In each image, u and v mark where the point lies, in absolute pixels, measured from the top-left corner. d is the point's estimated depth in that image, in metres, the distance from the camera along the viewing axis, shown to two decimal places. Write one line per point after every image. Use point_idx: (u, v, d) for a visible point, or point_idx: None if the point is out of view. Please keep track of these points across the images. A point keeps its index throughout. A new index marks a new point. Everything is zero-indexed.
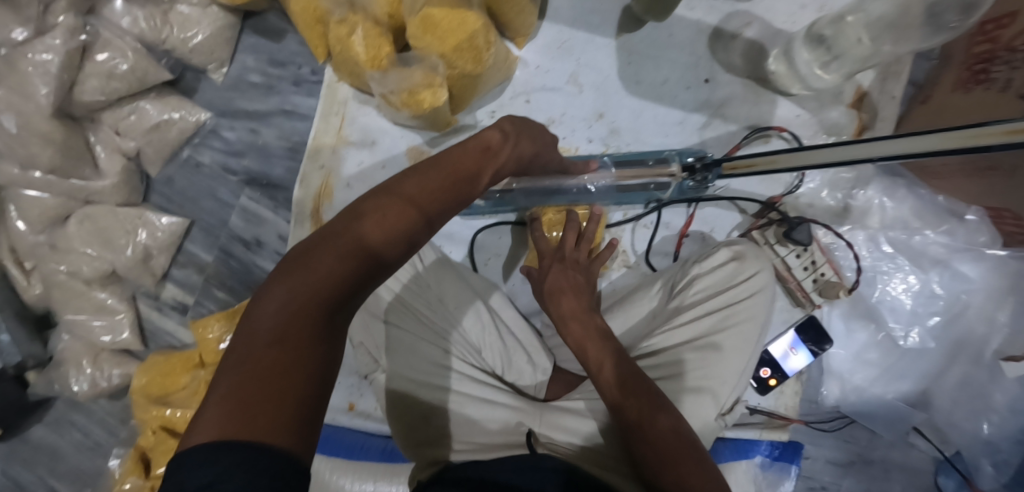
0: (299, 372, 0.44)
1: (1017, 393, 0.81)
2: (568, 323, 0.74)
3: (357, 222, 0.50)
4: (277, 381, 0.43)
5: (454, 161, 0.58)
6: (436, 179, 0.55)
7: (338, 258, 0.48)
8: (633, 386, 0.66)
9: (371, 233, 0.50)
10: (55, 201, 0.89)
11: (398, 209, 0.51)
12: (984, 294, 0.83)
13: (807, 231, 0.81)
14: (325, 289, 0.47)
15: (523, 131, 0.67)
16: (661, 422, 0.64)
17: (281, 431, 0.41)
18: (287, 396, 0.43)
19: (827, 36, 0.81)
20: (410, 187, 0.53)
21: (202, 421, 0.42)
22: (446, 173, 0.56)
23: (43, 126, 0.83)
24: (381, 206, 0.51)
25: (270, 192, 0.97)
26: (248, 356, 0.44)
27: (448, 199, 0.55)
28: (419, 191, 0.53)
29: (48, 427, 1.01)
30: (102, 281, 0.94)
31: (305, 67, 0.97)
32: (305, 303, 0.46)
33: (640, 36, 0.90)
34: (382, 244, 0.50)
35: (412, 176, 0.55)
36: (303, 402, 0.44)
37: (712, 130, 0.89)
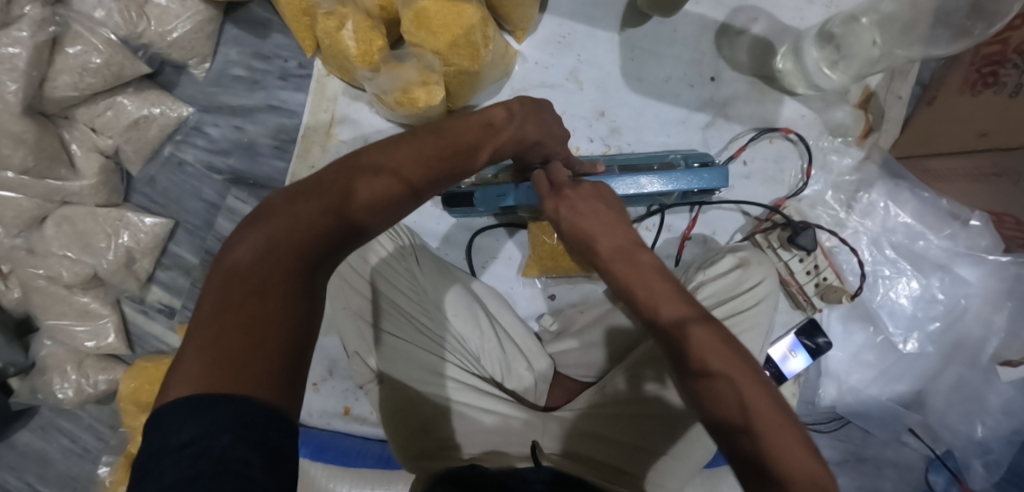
0: (278, 325, 0.41)
1: (1010, 395, 0.83)
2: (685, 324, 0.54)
3: (345, 175, 0.48)
4: (256, 334, 0.40)
5: (447, 125, 0.56)
6: (431, 142, 0.53)
7: (320, 211, 0.46)
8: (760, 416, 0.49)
9: (360, 189, 0.48)
10: (31, 202, 0.86)
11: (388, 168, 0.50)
12: (982, 298, 0.83)
13: (811, 237, 0.79)
14: (310, 241, 0.45)
15: (531, 114, 0.64)
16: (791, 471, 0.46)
17: (264, 386, 0.39)
18: (268, 348, 0.40)
19: (837, 35, 0.79)
20: (401, 145, 0.52)
21: (178, 375, 0.39)
22: (438, 136, 0.54)
23: (13, 126, 0.79)
24: (369, 160, 0.50)
25: (258, 192, 0.92)
26: (227, 304, 0.41)
27: (445, 169, 0.54)
28: (412, 151, 0.52)
29: (35, 432, 1.01)
30: (84, 285, 0.91)
31: (292, 60, 0.91)
32: (289, 252, 0.44)
33: (643, 31, 0.86)
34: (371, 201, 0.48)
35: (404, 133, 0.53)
36: (285, 358, 0.41)
37: (715, 130, 0.86)
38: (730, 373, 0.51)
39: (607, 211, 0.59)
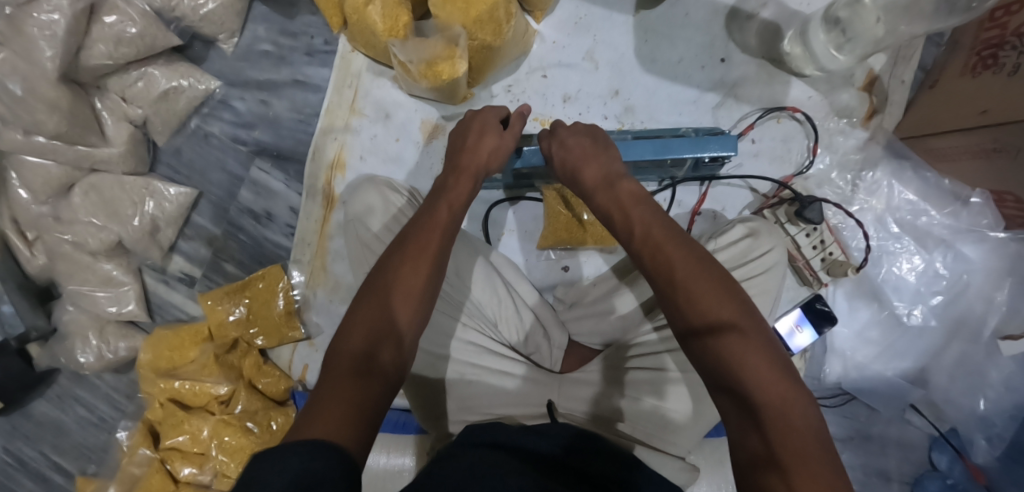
0: (338, 388, 0.52)
1: (1010, 369, 0.85)
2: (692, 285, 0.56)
3: (371, 285, 0.61)
4: (325, 401, 0.50)
5: (438, 219, 0.67)
6: (439, 231, 0.65)
7: (359, 326, 0.58)
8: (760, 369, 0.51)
9: (382, 283, 0.60)
10: (60, 170, 0.90)
11: (409, 259, 0.62)
12: (984, 275, 0.86)
13: (818, 210, 0.82)
14: (358, 340, 0.56)
15: (491, 128, 0.74)
16: (765, 398, 0.50)
17: (329, 428, 0.47)
18: (333, 404, 0.50)
19: (842, 19, 0.82)
20: (415, 241, 0.63)
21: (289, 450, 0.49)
22: (439, 224, 0.66)
23: (48, 92, 0.81)
24: (393, 269, 0.61)
25: (281, 163, 0.94)
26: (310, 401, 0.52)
27: (443, 234, 0.65)
28: (427, 238, 0.64)
29: (50, 401, 1.04)
30: (108, 252, 0.94)
31: (318, 37, 0.93)
32: (342, 352, 0.56)
33: (657, 14, 0.90)
34: (403, 290, 0.60)
35: (418, 232, 0.65)
36: (348, 406, 0.50)
37: (726, 109, 0.89)
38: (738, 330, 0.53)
39: (592, 145, 0.71)
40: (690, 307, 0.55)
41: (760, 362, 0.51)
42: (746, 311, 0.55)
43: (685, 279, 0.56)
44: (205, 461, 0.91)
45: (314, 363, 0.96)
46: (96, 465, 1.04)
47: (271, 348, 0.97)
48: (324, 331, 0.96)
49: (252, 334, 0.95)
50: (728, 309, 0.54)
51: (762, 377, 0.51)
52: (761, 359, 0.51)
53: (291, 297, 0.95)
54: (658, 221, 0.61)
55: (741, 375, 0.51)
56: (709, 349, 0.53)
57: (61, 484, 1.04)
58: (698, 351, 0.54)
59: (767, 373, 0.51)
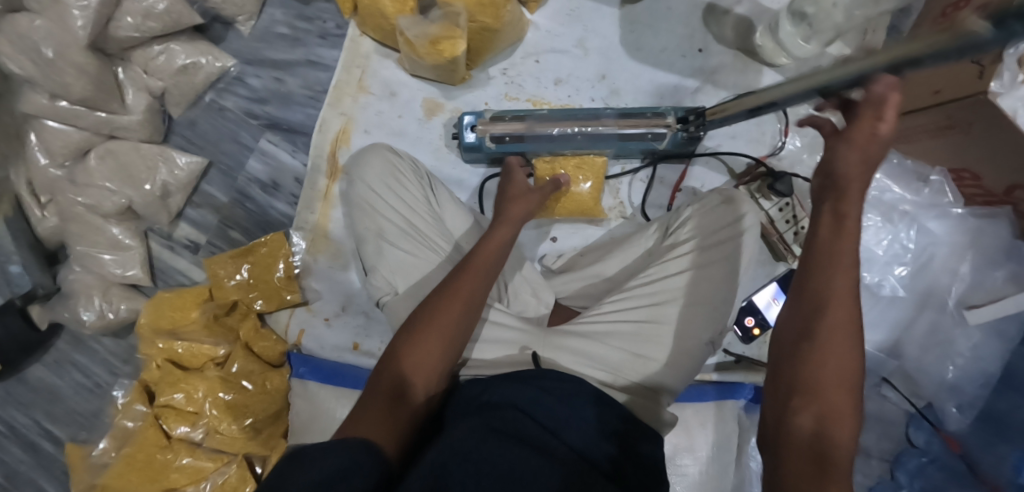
0: (376, 408, 0.63)
1: (977, 340, 0.89)
2: (827, 283, 0.54)
3: (414, 316, 0.70)
4: (365, 417, 0.62)
5: (476, 264, 0.73)
6: (477, 277, 0.72)
7: (398, 353, 0.67)
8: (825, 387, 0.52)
9: (424, 316, 0.69)
10: (80, 135, 0.96)
11: (449, 303, 0.69)
12: (949, 248, 0.91)
13: (788, 182, 0.89)
14: (396, 368, 0.66)
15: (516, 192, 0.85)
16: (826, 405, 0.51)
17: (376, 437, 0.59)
18: (374, 422, 0.61)
19: (808, 13, 0.89)
20: (453, 287, 0.70)
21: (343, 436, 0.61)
22: (476, 270, 0.72)
23: (78, 57, 0.87)
24: (432, 309, 0.69)
25: (290, 136, 1.01)
26: (356, 413, 0.63)
27: (484, 279, 0.72)
28: (463, 286, 0.70)
29: (47, 367, 1.05)
30: (119, 215, 0.99)
31: (331, 22, 1.01)
32: (384, 375, 0.66)
33: (643, 8, 0.98)
34: (438, 327, 0.68)
35: (461, 274, 0.72)
36: (380, 424, 0.61)
37: (704, 94, 0.96)
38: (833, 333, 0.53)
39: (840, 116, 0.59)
40: (802, 321, 0.54)
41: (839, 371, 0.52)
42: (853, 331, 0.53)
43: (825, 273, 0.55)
44: (198, 419, 0.93)
45: (310, 328, 1.00)
46: (87, 432, 1.04)
47: (268, 313, 1.00)
48: (323, 297, 1.00)
49: (252, 298, 0.99)
50: (844, 336, 0.52)
51: (839, 407, 0.51)
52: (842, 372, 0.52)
53: (291, 262, 0.99)
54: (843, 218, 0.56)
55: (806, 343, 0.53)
56: (800, 362, 0.53)
57: (50, 451, 1.04)
58: (791, 362, 0.54)
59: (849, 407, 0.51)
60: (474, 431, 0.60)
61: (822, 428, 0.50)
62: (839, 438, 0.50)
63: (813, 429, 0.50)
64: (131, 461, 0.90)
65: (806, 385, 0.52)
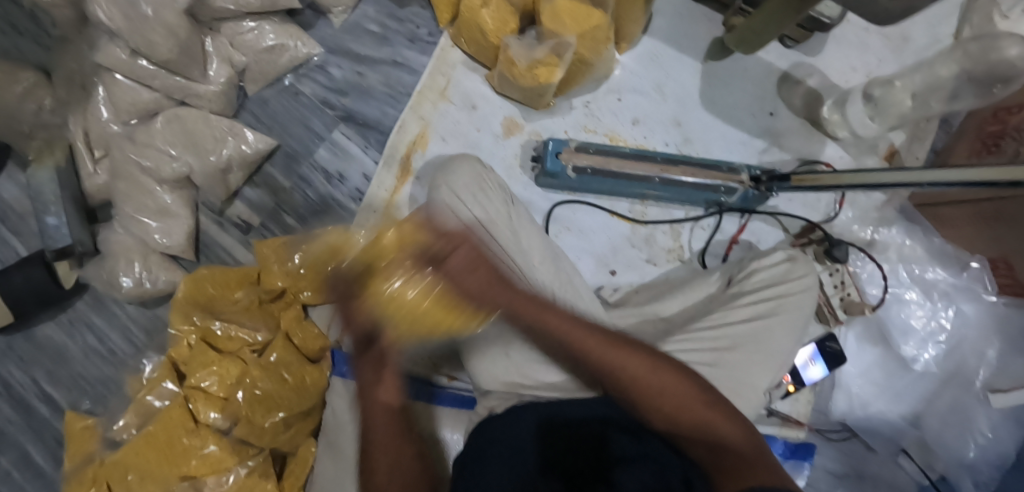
0: None
1: (997, 421, 0.94)
2: (630, 377, 0.69)
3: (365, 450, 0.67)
4: None
5: (386, 364, 0.70)
6: (393, 379, 0.70)
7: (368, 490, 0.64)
8: (689, 419, 0.67)
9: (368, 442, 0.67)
10: (151, 96, 0.93)
11: (380, 425, 0.68)
12: (978, 332, 0.97)
13: (844, 250, 0.93)
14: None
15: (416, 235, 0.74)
16: (717, 433, 0.65)
17: None
18: None
19: (876, 95, 0.98)
20: (375, 419, 0.68)
21: None
22: (390, 357, 0.71)
23: (170, 19, 0.85)
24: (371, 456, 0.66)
25: (363, 131, 1.00)
26: None
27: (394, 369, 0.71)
28: (386, 402, 0.69)
29: (60, 327, 0.99)
30: (173, 183, 0.95)
31: (423, 28, 1.02)
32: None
33: (723, 65, 1.01)
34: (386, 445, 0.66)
35: (376, 384, 0.69)
36: None
37: (771, 155, 1.01)
38: (665, 399, 0.68)
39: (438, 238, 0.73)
40: (641, 400, 0.69)
41: (710, 413, 0.67)
42: (678, 388, 0.68)
43: (620, 373, 0.69)
44: (228, 406, 0.89)
45: None
46: (91, 402, 0.98)
47: (312, 305, 0.97)
48: None
49: (300, 288, 0.96)
50: (669, 393, 0.68)
51: (698, 413, 0.67)
52: (705, 410, 0.67)
53: None
54: (592, 348, 0.70)
55: (673, 409, 0.67)
56: (666, 427, 0.68)
57: (45, 417, 0.97)
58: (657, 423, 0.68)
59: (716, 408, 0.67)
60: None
61: (707, 434, 0.66)
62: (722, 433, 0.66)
63: (701, 447, 0.65)
64: (152, 440, 0.85)
65: (688, 423, 0.67)
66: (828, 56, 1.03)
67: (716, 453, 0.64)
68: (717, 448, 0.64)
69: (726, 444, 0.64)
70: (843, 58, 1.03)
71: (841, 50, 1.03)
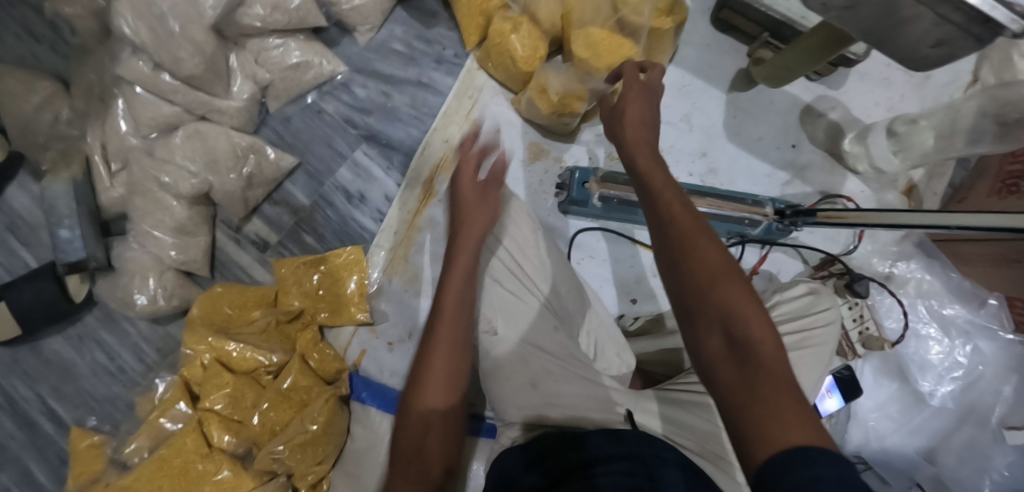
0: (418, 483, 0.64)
1: (1013, 458, 0.95)
2: (691, 242, 0.55)
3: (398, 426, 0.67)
4: None
5: (435, 350, 0.69)
6: (447, 364, 0.69)
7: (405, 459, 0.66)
8: (714, 311, 0.52)
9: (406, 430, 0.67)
10: (172, 111, 0.91)
11: (452, 293, 0.71)
12: (995, 369, 0.97)
13: (865, 285, 0.93)
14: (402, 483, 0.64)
15: None
16: (760, 344, 0.49)
17: None
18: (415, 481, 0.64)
19: (899, 132, 0.97)
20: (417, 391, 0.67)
21: None
22: (446, 343, 0.69)
23: (198, 35, 0.84)
24: (422, 383, 0.68)
25: (386, 151, 0.99)
26: None
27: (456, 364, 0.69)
28: (436, 379, 0.68)
29: (68, 341, 0.97)
30: (191, 199, 0.93)
31: (449, 49, 1.01)
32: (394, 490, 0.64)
33: (747, 96, 1.02)
34: (420, 415, 0.67)
35: (427, 367, 0.68)
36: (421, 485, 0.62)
37: (793, 188, 1.01)
38: (707, 273, 0.53)
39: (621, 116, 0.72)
40: (690, 281, 0.54)
41: (750, 308, 0.51)
42: (730, 268, 0.53)
43: (680, 231, 0.56)
44: (243, 429, 0.88)
45: (373, 349, 0.96)
46: (98, 419, 0.95)
47: (331, 326, 0.96)
48: (389, 320, 0.97)
49: (319, 308, 0.95)
50: (722, 270, 0.53)
51: (738, 300, 0.51)
52: (749, 303, 0.51)
53: (366, 279, 0.96)
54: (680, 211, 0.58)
55: (705, 290, 0.53)
56: (697, 302, 0.53)
57: (49, 433, 0.94)
58: (691, 299, 0.53)
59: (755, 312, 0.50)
60: None
61: (728, 329, 0.50)
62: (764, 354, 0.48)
63: (723, 338, 0.51)
64: (165, 467, 0.83)
65: (716, 308, 0.51)
66: (850, 91, 1.04)
67: (738, 351, 0.49)
68: (750, 364, 0.48)
69: (759, 346, 0.48)
70: (865, 94, 1.05)
71: (863, 84, 1.05)
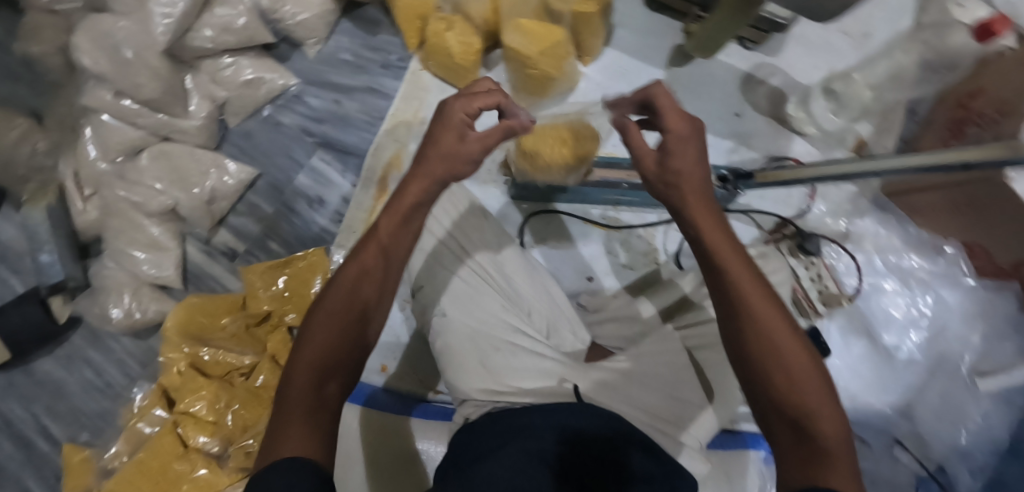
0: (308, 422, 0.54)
1: (988, 407, 0.93)
2: (749, 309, 0.55)
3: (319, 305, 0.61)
4: (311, 406, 0.55)
5: (348, 284, 0.61)
6: (363, 294, 0.61)
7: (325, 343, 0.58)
8: (775, 380, 0.54)
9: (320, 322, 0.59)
10: (137, 134, 0.97)
11: (373, 247, 0.62)
12: (961, 318, 0.96)
13: (817, 242, 0.95)
14: (322, 339, 0.58)
15: None
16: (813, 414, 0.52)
17: (307, 448, 0.52)
18: (305, 424, 0.54)
19: (837, 90, 0.99)
20: (343, 277, 0.61)
21: (289, 441, 0.52)
22: (362, 285, 0.61)
23: (153, 61, 0.90)
24: (330, 315, 0.59)
25: (341, 156, 1.04)
26: (303, 404, 0.55)
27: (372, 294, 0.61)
28: (353, 291, 0.61)
29: (57, 362, 1.02)
30: (161, 216, 0.98)
31: (394, 54, 1.06)
32: (310, 345, 0.58)
33: (686, 71, 1.04)
34: (350, 283, 0.61)
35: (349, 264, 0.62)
36: (311, 425, 0.54)
37: (739, 155, 1.02)
38: (764, 346, 0.54)
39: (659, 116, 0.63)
40: (749, 351, 0.55)
41: (805, 379, 0.53)
42: (785, 337, 0.54)
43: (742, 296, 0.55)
44: (218, 430, 0.91)
45: None
46: (90, 433, 0.99)
47: (298, 327, 0.99)
48: None
49: (285, 310, 0.98)
50: (776, 338, 0.54)
51: (797, 376, 0.53)
52: (806, 374, 0.53)
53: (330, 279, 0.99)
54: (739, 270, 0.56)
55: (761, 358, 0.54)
56: (755, 370, 0.55)
57: (45, 451, 0.99)
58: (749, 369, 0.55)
59: (792, 374, 0.53)
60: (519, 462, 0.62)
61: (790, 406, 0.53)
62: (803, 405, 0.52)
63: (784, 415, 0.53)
64: (144, 468, 0.87)
65: (773, 379, 0.53)
66: (789, 57, 1.06)
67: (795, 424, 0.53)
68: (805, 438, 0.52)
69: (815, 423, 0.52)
70: (804, 57, 1.06)
71: (801, 49, 1.06)
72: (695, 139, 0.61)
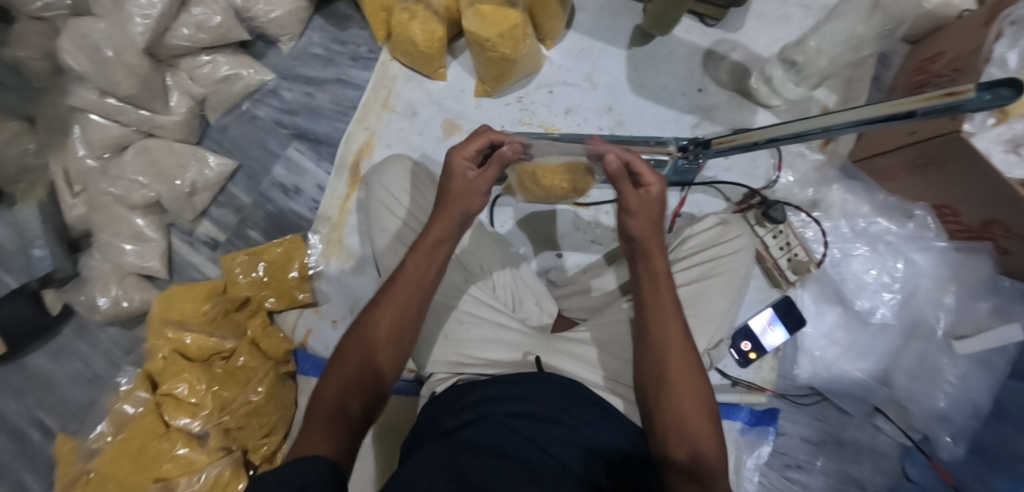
0: (331, 429, 0.59)
1: (965, 369, 0.91)
2: (674, 359, 0.67)
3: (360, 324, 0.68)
4: (335, 414, 0.61)
5: (389, 299, 0.68)
6: (395, 312, 0.68)
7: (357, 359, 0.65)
8: (677, 421, 0.64)
9: (363, 337, 0.66)
10: (119, 131, 1.01)
11: (407, 284, 0.69)
12: (932, 280, 0.95)
13: (780, 210, 0.94)
14: (354, 357, 0.66)
15: None
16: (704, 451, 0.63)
17: (326, 449, 0.57)
18: (329, 430, 0.59)
19: (797, 62, 0.96)
20: (384, 300, 0.68)
21: (308, 443, 0.57)
22: (392, 304, 0.68)
23: (131, 59, 0.94)
24: (370, 332, 0.66)
25: (316, 145, 1.08)
26: (328, 412, 0.61)
27: (409, 322, 0.68)
28: (389, 315, 0.67)
29: (48, 355, 1.05)
30: (144, 208, 1.03)
31: (363, 47, 1.11)
32: (347, 358, 0.66)
33: (646, 50, 1.06)
34: (393, 302, 0.68)
35: (391, 286, 0.69)
36: (333, 432, 0.59)
37: (703, 129, 1.04)
38: (678, 390, 0.66)
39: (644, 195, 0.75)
40: (664, 392, 0.66)
41: (704, 427, 0.64)
42: (697, 388, 0.66)
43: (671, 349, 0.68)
44: (199, 410, 0.93)
45: (317, 328, 1.03)
46: (78, 423, 1.03)
47: (278, 311, 1.03)
48: (331, 299, 1.04)
49: (264, 296, 1.02)
50: (689, 385, 0.66)
51: (700, 426, 0.64)
52: (703, 423, 0.65)
53: (306, 264, 1.03)
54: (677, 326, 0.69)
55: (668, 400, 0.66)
56: (663, 408, 0.66)
57: (37, 443, 1.02)
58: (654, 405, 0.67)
59: (694, 402, 0.66)
60: (497, 437, 0.62)
61: (690, 442, 0.63)
62: (696, 430, 0.64)
63: (685, 449, 0.63)
64: (125, 449, 0.91)
65: (677, 418, 0.65)
66: (750, 31, 1.07)
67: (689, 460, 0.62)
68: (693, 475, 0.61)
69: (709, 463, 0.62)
70: (763, 31, 1.07)
71: (762, 23, 1.07)
72: (659, 202, 0.74)
